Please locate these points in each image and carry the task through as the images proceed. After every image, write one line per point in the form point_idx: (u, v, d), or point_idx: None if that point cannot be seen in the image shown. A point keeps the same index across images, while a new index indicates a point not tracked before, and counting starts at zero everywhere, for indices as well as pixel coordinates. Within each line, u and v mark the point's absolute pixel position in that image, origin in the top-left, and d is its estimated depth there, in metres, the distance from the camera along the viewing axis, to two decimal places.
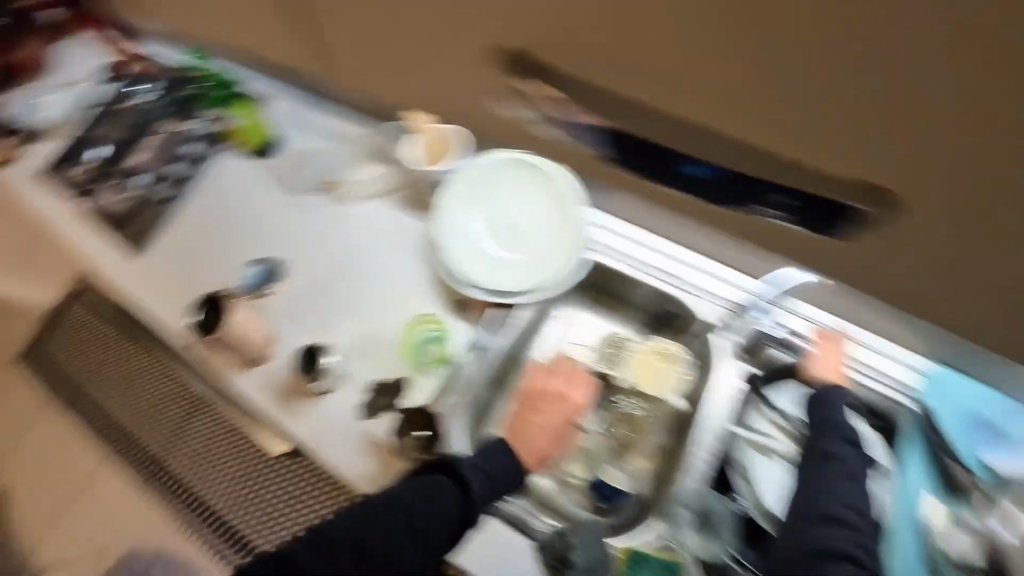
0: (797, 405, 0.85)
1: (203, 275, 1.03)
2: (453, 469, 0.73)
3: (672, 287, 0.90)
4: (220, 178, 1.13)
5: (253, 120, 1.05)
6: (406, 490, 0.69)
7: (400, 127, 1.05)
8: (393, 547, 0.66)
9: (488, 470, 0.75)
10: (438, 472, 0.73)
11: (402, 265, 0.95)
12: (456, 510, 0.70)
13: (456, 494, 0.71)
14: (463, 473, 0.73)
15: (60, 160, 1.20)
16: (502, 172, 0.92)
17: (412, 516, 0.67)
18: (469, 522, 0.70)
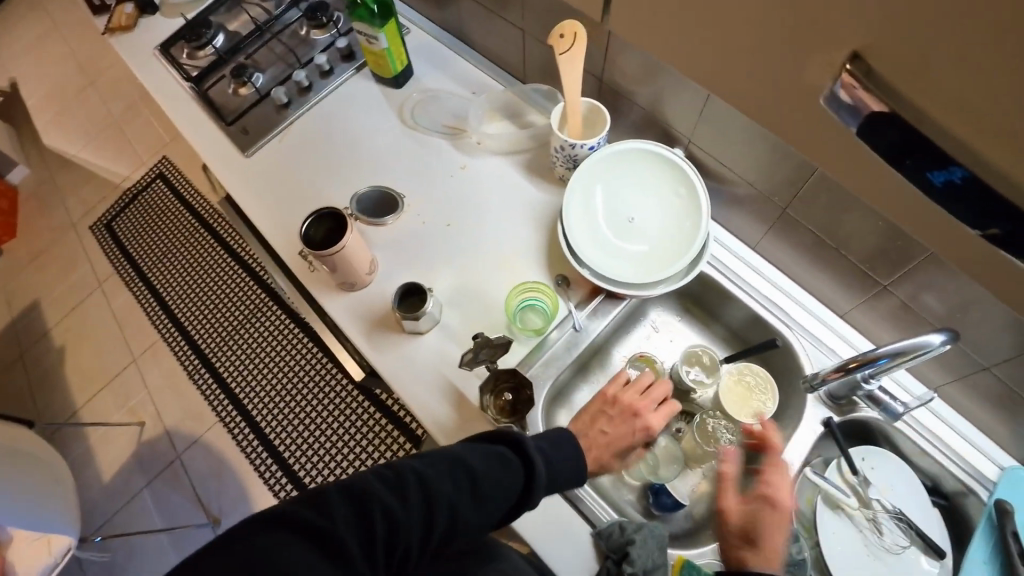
0: (869, 465, 0.87)
1: (311, 186, 1.03)
2: (519, 444, 0.64)
3: (773, 316, 0.90)
4: (339, 96, 1.12)
5: (393, 46, 1.04)
6: (468, 449, 0.60)
7: (539, 91, 1.03)
8: (452, 500, 0.57)
9: (553, 458, 0.66)
10: (503, 442, 0.64)
11: (513, 228, 0.95)
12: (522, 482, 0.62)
13: (520, 469, 0.62)
14: (531, 453, 0.63)
15: (186, 41, 1.20)
16: (631, 164, 0.93)
17: (477, 474, 0.59)
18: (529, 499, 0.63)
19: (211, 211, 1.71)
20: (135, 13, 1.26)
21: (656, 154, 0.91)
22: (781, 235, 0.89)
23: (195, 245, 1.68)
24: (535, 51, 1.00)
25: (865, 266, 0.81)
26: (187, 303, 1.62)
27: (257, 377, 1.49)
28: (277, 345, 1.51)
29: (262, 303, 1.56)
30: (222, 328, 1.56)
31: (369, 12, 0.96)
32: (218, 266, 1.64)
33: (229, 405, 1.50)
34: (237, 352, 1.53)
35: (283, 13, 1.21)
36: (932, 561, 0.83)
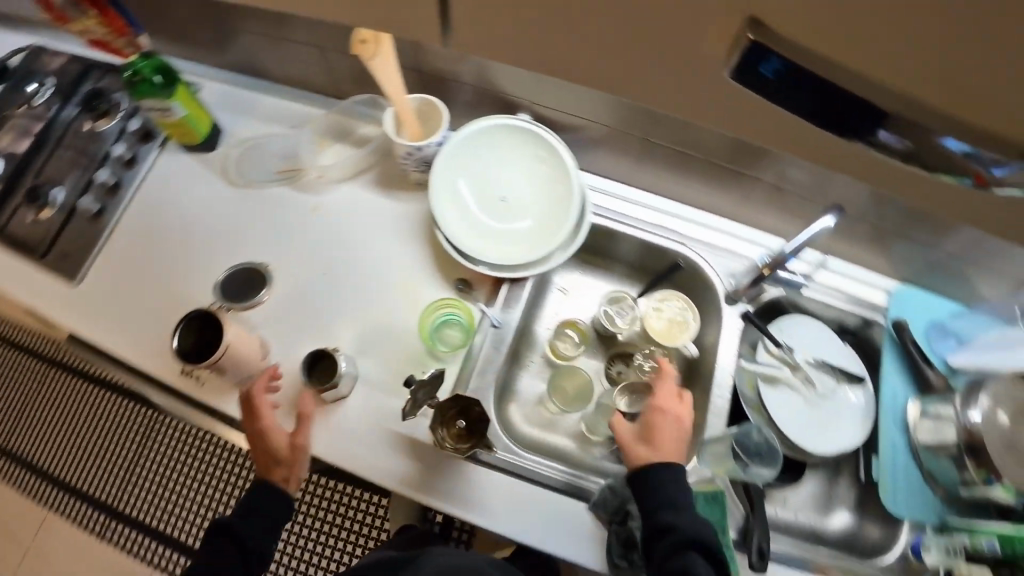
0: (789, 335, 0.96)
1: (148, 288, 0.89)
2: None
3: (664, 239, 0.94)
4: (151, 180, 0.98)
5: (192, 110, 0.93)
6: None
7: (362, 102, 0.97)
8: None
9: None
10: None
11: (393, 251, 0.90)
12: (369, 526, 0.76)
13: None
14: None
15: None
16: (482, 146, 0.90)
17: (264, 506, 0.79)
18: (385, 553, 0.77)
19: (55, 348, 1.47)
20: None
21: (507, 129, 0.90)
22: (643, 163, 0.92)
23: (50, 391, 1.45)
24: (342, 63, 0.93)
25: (722, 161, 0.87)
26: (66, 458, 1.40)
27: (183, 504, 1.33)
28: (195, 460, 1.35)
29: (158, 423, 1.39)
30: (119, 470, 1.37)
31: (150, 83, 0.86)
32: (87, 409, 1.42)
33: (159, 545, 1.32)
34: (149, 488, 1.35)
35: (57, 112, 1.00)
36: (855, 391, 0.94)
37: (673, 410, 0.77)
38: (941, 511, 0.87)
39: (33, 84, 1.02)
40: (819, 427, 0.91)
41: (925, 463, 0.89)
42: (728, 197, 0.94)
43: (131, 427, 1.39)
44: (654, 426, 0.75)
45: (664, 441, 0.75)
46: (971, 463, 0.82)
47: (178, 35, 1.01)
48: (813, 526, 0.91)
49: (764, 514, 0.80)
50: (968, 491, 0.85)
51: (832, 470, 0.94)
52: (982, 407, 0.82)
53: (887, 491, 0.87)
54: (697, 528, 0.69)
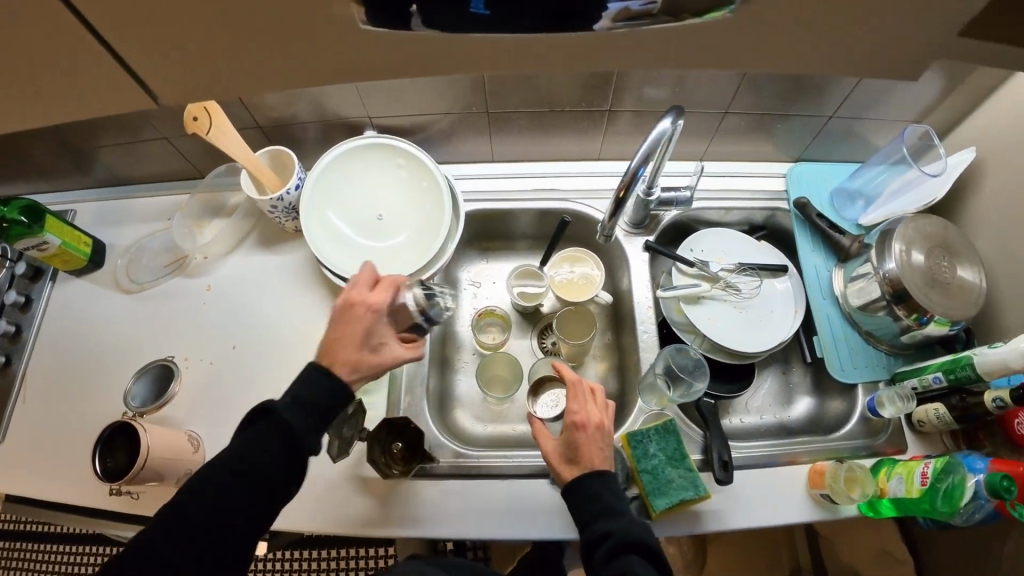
0: (700, 250, 0.95)
1: (77, 420, 0.90)
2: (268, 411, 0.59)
3: (549, 200, 0.94)
4: (54, 317, 0.99)
5: (67, 237, 0.94)
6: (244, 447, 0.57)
7: (220, 173, 0.97)
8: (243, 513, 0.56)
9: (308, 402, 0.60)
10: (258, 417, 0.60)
11: (294, 303, 0.90)
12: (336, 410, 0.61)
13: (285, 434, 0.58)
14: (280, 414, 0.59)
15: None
16: (342, 174, 0.90)
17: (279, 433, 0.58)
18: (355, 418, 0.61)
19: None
20: None
21: (361, 150, 0.89)
22: (503, 135, 0.93)
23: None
24: (191, 143, 0.93)
25: (570, 106, 0.87)
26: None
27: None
28: None
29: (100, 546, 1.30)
30: None
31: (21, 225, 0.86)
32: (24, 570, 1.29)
33: None
34: None
35: None
36: (782, 280, 0.94)
37: (598, 420, 0.73)
38: (890, 366, 0.88)
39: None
40: (754, 326, 0.91)
41: (862, 325, 0.89)
42: (595, 139, 0.94)
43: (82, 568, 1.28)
44: (577, 444, 0.71)
45: (595, 455, 0.71)
46: (901, 311, 0.82)
47: (32, 172, 1.01)
48: (779, 418, 0.93)
49: (720, 428, 0.81)
50: (910, 337, 0.85)
51: (782, 361, 0.96)
52: (893, 254, 0.81)
53: (835, 363, 0.87)
54: (634, 530, 0.64)
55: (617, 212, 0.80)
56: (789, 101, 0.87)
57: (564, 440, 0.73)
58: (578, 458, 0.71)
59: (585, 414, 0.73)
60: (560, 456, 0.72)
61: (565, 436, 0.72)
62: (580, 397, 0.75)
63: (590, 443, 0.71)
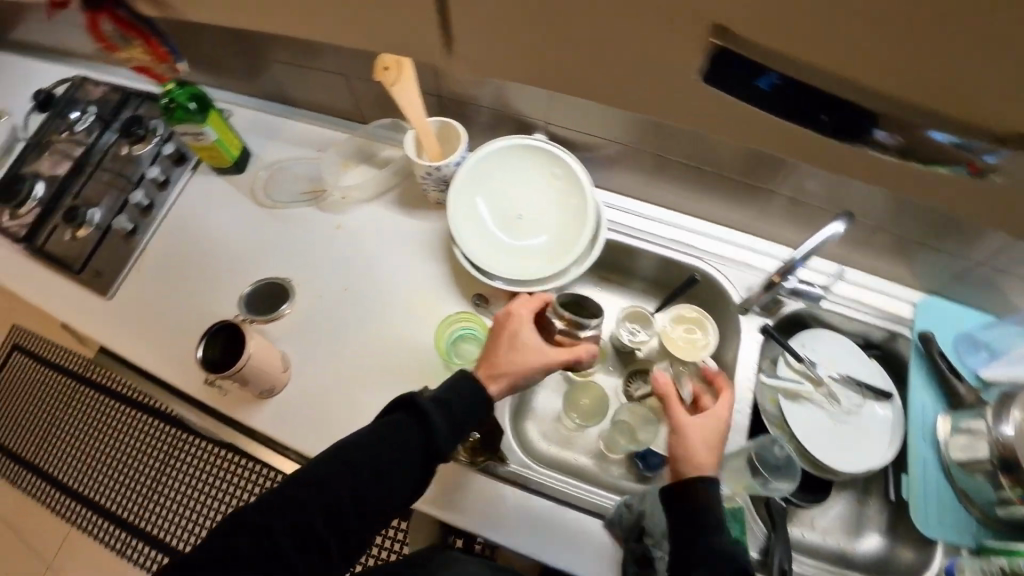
0: (811, 349, 0.94)
1: (187, 306, 0.96)
2: (410, 404, 0.68)
3: (682, 253, 0.95)
4: (184, 202, 1.06)
5: (222, 135, 0.99)
6: (366, 436, 0.66)
7: (382, 125, 1.00)
8: (354, 489, 0.63)
9: (452, 403, 0.68)
10: (400, 409, 0.68)
11: (413, 267, 0.93)
12: (422, 436, 0.66)
13: (417, 427, 0.66)
14: (423, 407, 0.67)
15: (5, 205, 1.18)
16: (498, 164, 0.92)
17: (370, 454, 0.64)
18: (441, 449, 0.66)
19: (74, 355, 1.57)
20: None
21: (525, 148, 0.92)
22: (660, 179, 0.94)
23: (52, 390, 1.54)
24: (365, 89, 0.96)
25: (736, 175, 0.87)
26: (76, 470, 1.45)
27: (183, 518, 1.33)
28: (182, 467, 1.37)
29: (163, 433, 1.41)
30: (116, 478, 1.41)
31: (186, 109, 0.93)
32: (88, 419, 1.48)
33: (149, 548, 1.35)
34: (143, 493, 1.38)
35: (97, 139, 1.20)
36: (883, 405, 0.91)
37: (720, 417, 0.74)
38: (978, 535, 0.82)
39: (78, 113, 1.25)
40: (846, 443, 0.88)
41: (959, 482, 0.85)
42: (746, 211, 0.94)
43: (128, 431, 1.44)
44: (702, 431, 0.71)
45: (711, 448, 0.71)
46: (1006, 480, 0.77)
47: (212, 67, 1.08)
48: (841, 546, 0.90)
49: (786, 533, 0.78)
50: (1008, 512, 0.79)
51: (859, 490, 0.93)
52: (1011, 418, 0.77)
53: (918, 510, 0.83)
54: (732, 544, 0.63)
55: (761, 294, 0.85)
56: (957, 238, 0.84)
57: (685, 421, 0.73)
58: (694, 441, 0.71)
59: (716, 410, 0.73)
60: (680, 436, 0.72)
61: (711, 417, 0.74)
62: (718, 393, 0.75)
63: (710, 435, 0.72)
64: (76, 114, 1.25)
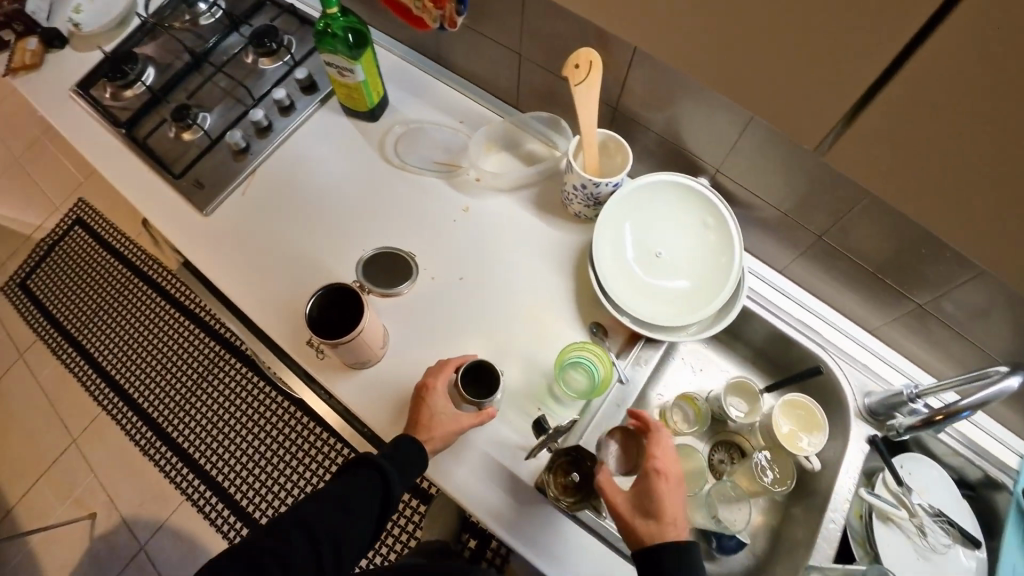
0: (910, 473, 0.88)
1: (290, 248, 0.94)
2: (369, 461, 0.73)
3: (806, 338, 0.89)
4: (303, 136, 1.01)
5: (369, 77, 0.92)
6: (341, 488, 0.71)
7: (540, 119, 0.96)
8: (334, 531, 0.68)
9: (399, 453, 0.72)
10: (362, 465, 0.73)
11: (531, 275, 0.90)
12: (381, 484, 0.72)
13: (377, 477, 0.72)
14: (377, 460, 0.73)
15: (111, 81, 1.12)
16: (661, 200, 0.92)
17: (346, 500, 0.70)
18: (394, 496, 0.72)
19: (143, 255, 1.65)
20: (39, 49, 1.25)
21: (688, 191, 0.90)
22: (811, 257, 0.90)
23: (118, 282, 1.63)
24: (533, 79, 0.93)
25: (889, 279, 0.83)
26: (123, 363, 1.55)
27: (216, 432, 1.44)
28: (224, 388, 1.46)
29: (213, 353, 1.51)
30: (159, 382, 1.51)
31: (341, 39, 0.86)
32: (145, 319, 1.57)
33: (175, 455, 1.46)
34: (183, 402, 1.48)
35: (222, 39, 1.10)
36: (970, 554, 0.86)
37: (673, 474, 0.68)
38: None
39: (206, 4, 1.14)
40: None
41: None
42: (879, 313, 0.89)
43: (178, 341, 1.52)
44: (658, 498, 0.65)
45: (672, 512, 0.65)
46: None
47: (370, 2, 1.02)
48: None
49: None
50: None
51: None
52: None
53: None
54: None
55: (902, 417, 0.82)
56: None
57: (636, 492, 0.67)
58: (649, 511, 0.65)
59: (655, 465, 0.67)
60: (634, 513, 0.65)
61: (639, 488, 0.67)
62: (653, 449, 0.69)
63: (670, 502, 0.65)
64: (204, 2, 1.14)
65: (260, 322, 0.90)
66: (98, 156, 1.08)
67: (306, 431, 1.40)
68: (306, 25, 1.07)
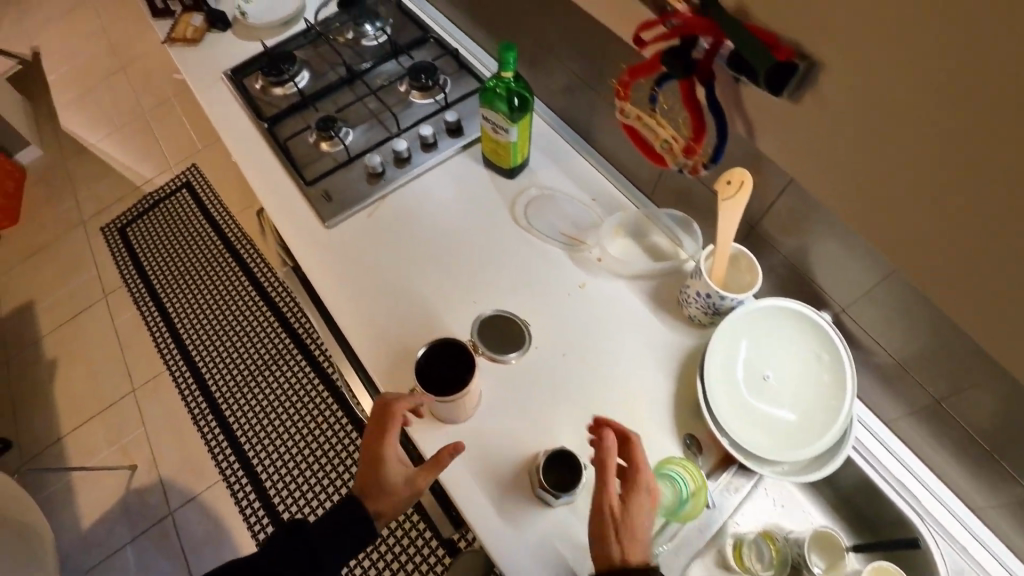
0: None
1: (403, 284, 0.96)
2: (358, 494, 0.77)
3: (903, 504, 0.84)
4: (438, 175, 1.05)
5: (520, 140, 0.97)
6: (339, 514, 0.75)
7: (674, 217, 0.98)
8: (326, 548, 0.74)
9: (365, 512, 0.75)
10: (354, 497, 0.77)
11: (633, 369, 0.89)
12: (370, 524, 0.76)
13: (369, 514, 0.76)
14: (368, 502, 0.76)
15: (266, 76, 1.17)
16: (777, 324, 0.89)
17: (337, 523, 0.75)
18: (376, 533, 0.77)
19: (239, 232, 1.73)
20: (202, 26, 1.31)
21: (808, 322, 0.87)
22: (926, 419, 0.85)
23: (210, 253, 1.71)
24: (672, 177, 0.96)
25: (1014, 468, 0.77)
26: (197, 331, 1.63)
27: (268, 422, 1.49)
28: (285, 381, 1.52)
29: (283, 345, 1.57)
30: (226, 359, 1.58)
31: (507, 101, 0.92)
32: (228, 295, 1.65)
33: (223, 432, 1.51)
34: (243, 384, 1.54)
35: (380, 65, 1.15)
36: None
37: None
38: None
39: (372, 27, 1.20)
40: None
41: None
42: (990, 498, 0.83)
43: (254, 325, 1.60)
44: None
45: None
46: None
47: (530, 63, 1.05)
48: None
49: None
50: None
51: None
52: None
53: None
54: None
55: None
56: None
57: None
58: None
59: None
60: None
61: None
62: None
63: None
64: (370, 25, 1.20)
65: (357, 346, 0.92)
66: (237, 144, 1.13)
67: (350, 443, 1.44)
68: (465, 70, 1.13)
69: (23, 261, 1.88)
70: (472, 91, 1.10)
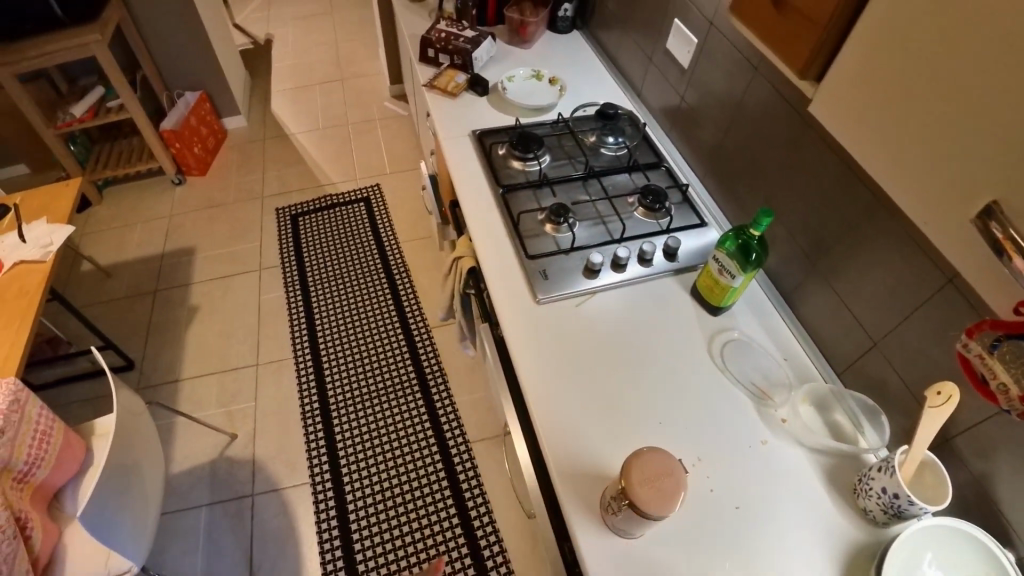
0: None
1: (590, 374, 1.01)
2: None
3: None
4: (645, 289, 1.13)
5: (739, 288, 1.04)
6: None
7: (861, 402, 1.01)
8: None
9: None
10: None
11: (802, 540, 0.89)
12: None
13: None
14: None
15: (512, 148, 1.30)
16: (958, 545, 0.84)
17: None
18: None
19: (396, 262, 1.94)
20: (463, 86, 1.46)
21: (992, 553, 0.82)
22: None
23: (366, 271, 1.92)
24: (871, 366, 1.00)
25: None
26: (332, 332, 1.78)
27: (368, 438, 1.58)
28: (396, 406, 1.64)
29: (401, 363, 1.72)
30: (349, 367, 1.71)
31: (745, 253, 1.00)
32: (369, 312, 1.83)
33: (322, 431, 1.60)
34: (358, 394, 1.66)
35: (612, 176, 1.29)
36: None
37: None
38: None
39: (614, 140, 1.34)
40: None
41: None
42: None
43: (384, 346, 1.75)
44: None
45: None
46: None
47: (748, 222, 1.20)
48: None
49: None
50: None
51: None
52: None
53: None
54: None
55: None
56: None
57: None
58: None
59: None
60: None
61: None
62: None
63: None
64: (613, 137, 1.34)
65: (536, 422, 0.96)
66: (470, 196, 1.25)
67: (432, 476, 1.52)
68: (688, 204, 1.26)
69: (201, 211, 2.11)
70: (694, 226, 1.21)
